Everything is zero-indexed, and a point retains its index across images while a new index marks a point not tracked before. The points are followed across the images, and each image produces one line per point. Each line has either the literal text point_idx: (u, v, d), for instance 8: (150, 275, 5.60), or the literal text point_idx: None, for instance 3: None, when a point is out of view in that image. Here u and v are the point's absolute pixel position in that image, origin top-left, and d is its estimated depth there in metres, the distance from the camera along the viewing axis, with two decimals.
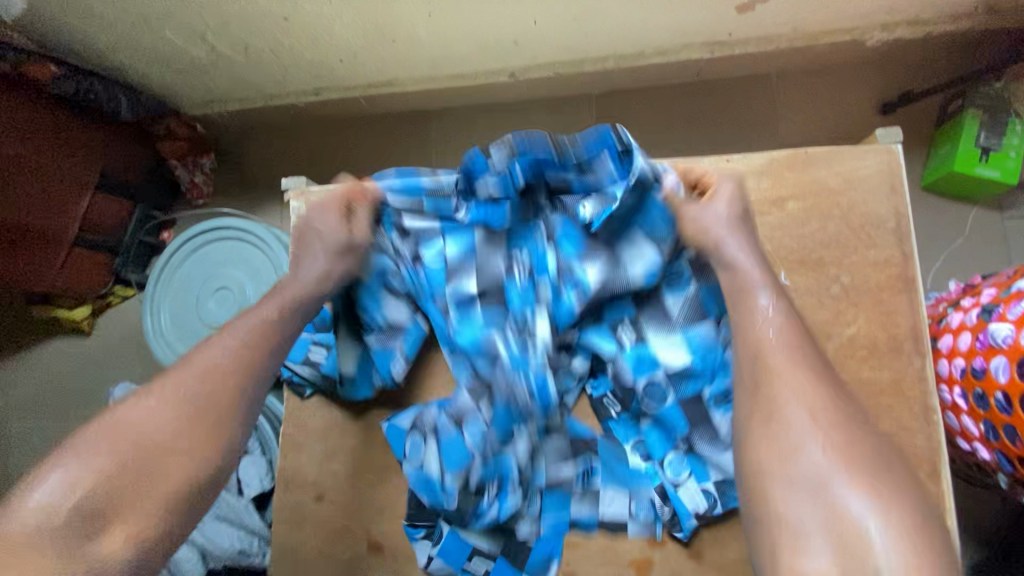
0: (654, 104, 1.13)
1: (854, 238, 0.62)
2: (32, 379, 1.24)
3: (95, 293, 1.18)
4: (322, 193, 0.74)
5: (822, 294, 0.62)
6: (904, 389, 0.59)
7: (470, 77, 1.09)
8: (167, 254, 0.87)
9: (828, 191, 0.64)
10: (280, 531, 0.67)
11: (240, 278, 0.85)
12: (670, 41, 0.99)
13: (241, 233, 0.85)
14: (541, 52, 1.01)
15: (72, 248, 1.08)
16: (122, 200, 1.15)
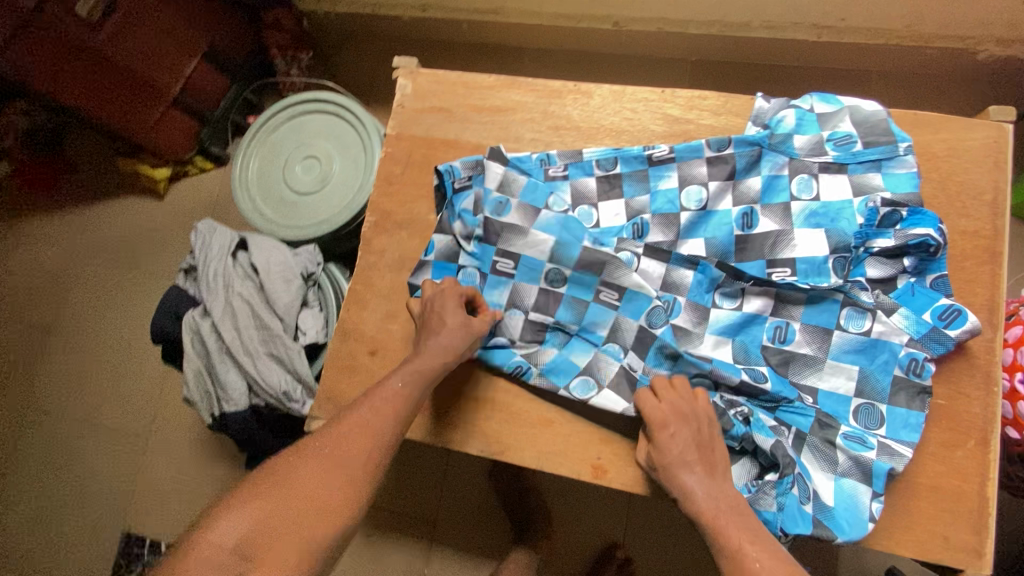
0: (748, 81, 1.13)
1: (947, 205, 0.63)
2: (102, 229, 1.31)
3: (176, 158, 1.24)
4: (430, 76, 0.77)
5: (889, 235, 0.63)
6: (970, 357, 0.60)
7: (572, 18, 1.10)
8: (266, 116, 0.91)
9: (930, 155, 0.64)
10: (332, 374, 0.71)
11: (329, 150, 0.89)
12: (780, 17, 1.00)
13: (340, 110, 0.89)
14: (650, 4, 1.02)
15: (169, 105, 1.14)
16: (219, 73, 1.20)
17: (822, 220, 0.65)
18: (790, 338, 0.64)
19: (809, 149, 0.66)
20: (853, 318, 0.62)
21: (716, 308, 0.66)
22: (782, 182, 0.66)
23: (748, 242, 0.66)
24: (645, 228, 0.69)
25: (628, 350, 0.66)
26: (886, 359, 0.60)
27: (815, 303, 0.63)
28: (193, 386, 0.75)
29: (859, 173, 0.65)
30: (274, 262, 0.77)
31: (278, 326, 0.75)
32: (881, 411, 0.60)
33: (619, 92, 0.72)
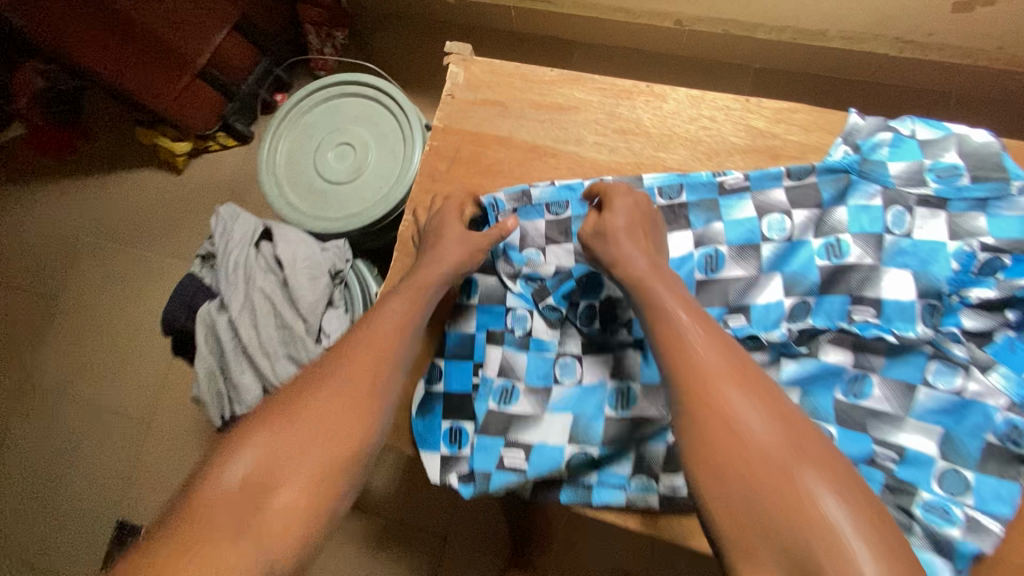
0: (812, 94, 1.06)
1: None
2: (117, 201, 1.26)
3: (198, 133, 1.17)
4: (485, 66, 0.70)
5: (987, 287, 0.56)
6: None
7: (630, 13, 1.02)
8: (300, 96, 0.84)
9: None
10: None
11: (366, 138, 0.82)
12: (861, 27, 0.92)
13: (379, 95, 0.82)
14: (719, 4, 0.94)
15: (194, 77, 1.07)
16: (250, 47, 1.13)
17: (911, 260, 0.58)
18: (866, 392, 0.56)
19: (906, 177, 0.60)
20: (942, 373, 0.55)
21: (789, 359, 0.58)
22: (875, 212, 0.59)
23: (836, 276, 0.59)
24: (720, 261, 0.62)
25: (661, 474, 0.56)
26: (978, 422, 0.53)
27: (897, 354, 0.56)
28: (203, 386, 0.68)
29: (959, 211, 0.58)
30: (300, 257, 0.71)
31: (300, 327, 0.68)
32: (969, 480, 0.52)
33: (696, 97, 0.66)
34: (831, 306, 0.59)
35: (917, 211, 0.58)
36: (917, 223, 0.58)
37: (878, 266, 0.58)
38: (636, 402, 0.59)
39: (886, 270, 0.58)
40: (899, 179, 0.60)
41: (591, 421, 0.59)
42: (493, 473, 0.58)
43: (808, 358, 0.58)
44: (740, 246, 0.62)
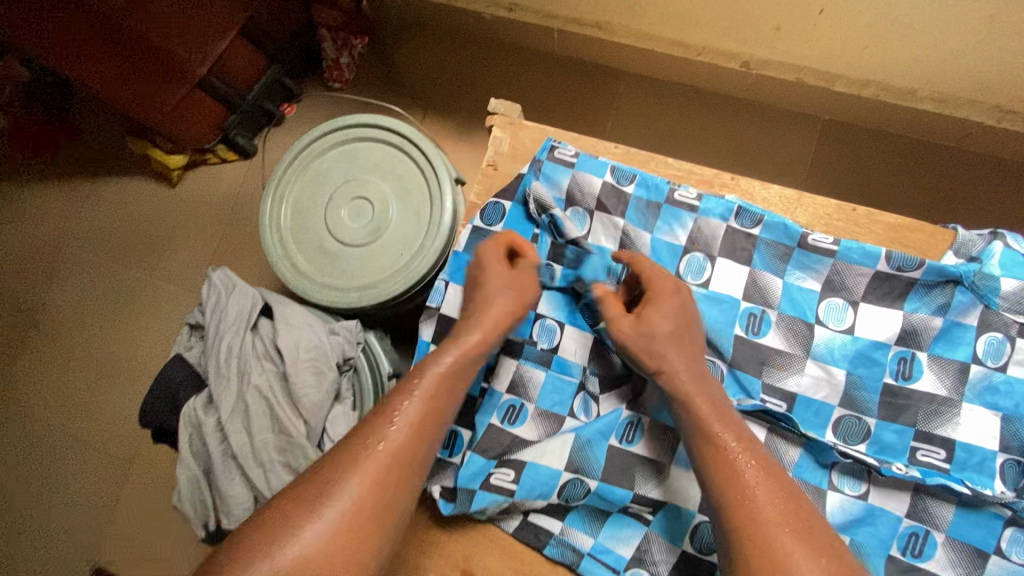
0: (886, 156, 0.94)
1: None
2: (103, 211, 1.14)
3: (196, 146, 1.05)
4: (534, 132, 0.59)
5: None
6: None
7: (692, 49, 0.89)
8: (312, 137, 0.72)
9: None
10: None
11: (385, 194, 0.70)
12: (960, 91, 0.79)
13: (404, 143, 0.70)
14: (798, 52, 0.82)
15: (192, 89, 0.95)
16: (257, 54, 1.00)
17: (1001, 400, 0.48)
18: (928, 553, 0.47)
19: (1014, 301, 0.49)
20: (1017, 542, 0.46)
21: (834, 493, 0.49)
22: (965, 335, 0.50)
23: (906, 400, 0.50)
24: (764, 326, 0.53)
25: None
26: None
27: (969, 509, 0.47)
28: (185, 496, 0.58)
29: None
30: (304, 346, 0.60)
31: (301, 432, 0.59)
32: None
33: (791, 198, 0.55)
34: (890, 436, 0.50)
35: (1022, 342, 0.48)
36: (1018, 356, 0.48)
37: (953, 401, 0.49)
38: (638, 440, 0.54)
39: (960, 406, 0.49)
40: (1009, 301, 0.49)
41: (596, 469, 0.52)
42: (475, 493, 0.52)
43: (858, 499, 0.49)
44: (792, 318, 0.53)
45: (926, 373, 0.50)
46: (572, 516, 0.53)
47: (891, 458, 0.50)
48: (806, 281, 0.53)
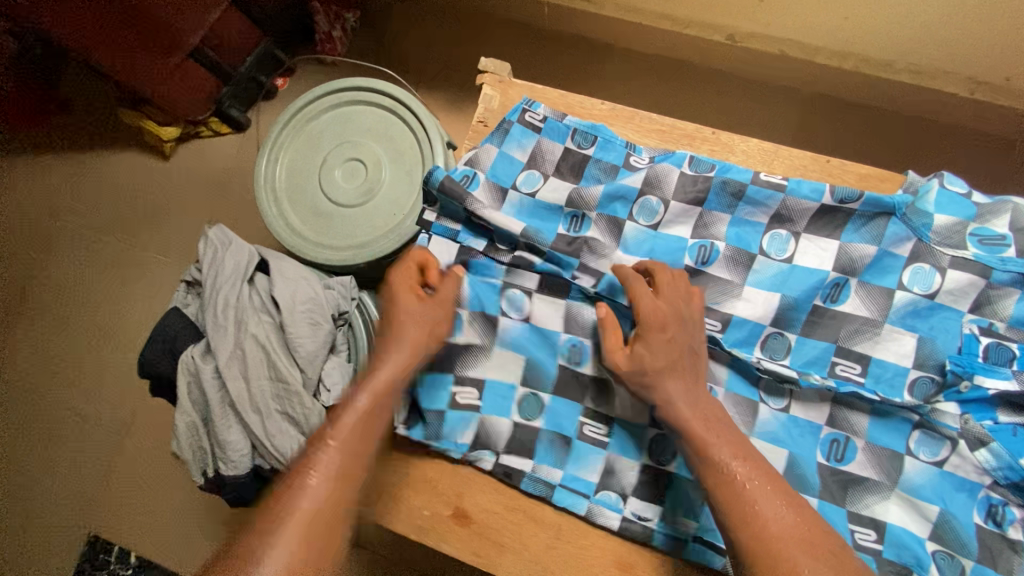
0: (865, 128, 0.97)
1: None
2: (96, 184, 1.14)
3: (190, 118, 1.06)
4: (525, 89, 0.60)
5: None
6: None
7: (679, 22, 0.90)
8: (307, 100, 0.74)
9: None
10: None
11: (379, 155, 0.72)
12: (933, 64, 0.82)
13: (398, 106, 0.72)
14: (781, 25, 0.84)
15: (185, 58, 0.95)
16: (250, 26, 1.00)
17: (919, 324, 0.50)
18: (849, 457, 0.49)
19: (944, 236, 0.50)
20: (924, 443, 0.48)
21: (760, 408, 0.51)
22: (893, 263, 0.51)
23: (831, 320, 0.51)
24: (712, 255, 0.54)
25: (629, 496, 0.54)
26: (964, 502, 0.47)
27: (881, 418, 0.49)
28: (184, 441, 0.60)
29: (999, 284, 0.49)
30: (300, 298, 0.62)
31: (297, 380, 0.60)
32: (964, 568, 0.46)
33: (771, 152, 0.56)
34: (812, 349, 0.51)
35: (949, 273, 0.50)
36: (943, 286, 0.50)
37: (876, 321, 0.50)
38: (586, 361, 0.56)
39: (883, 326, 0.50)
40: (937, 234, 0.50)
41: (546, 386, 0.56)
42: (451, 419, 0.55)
43: (778, 412, 0.51)
44: (735, 249, 0.54)
45: (852, 297, 0.51)
46: (539, 447, 0.55)
47: (812, 370, 0.51)
48: (756, 217, 0.54)
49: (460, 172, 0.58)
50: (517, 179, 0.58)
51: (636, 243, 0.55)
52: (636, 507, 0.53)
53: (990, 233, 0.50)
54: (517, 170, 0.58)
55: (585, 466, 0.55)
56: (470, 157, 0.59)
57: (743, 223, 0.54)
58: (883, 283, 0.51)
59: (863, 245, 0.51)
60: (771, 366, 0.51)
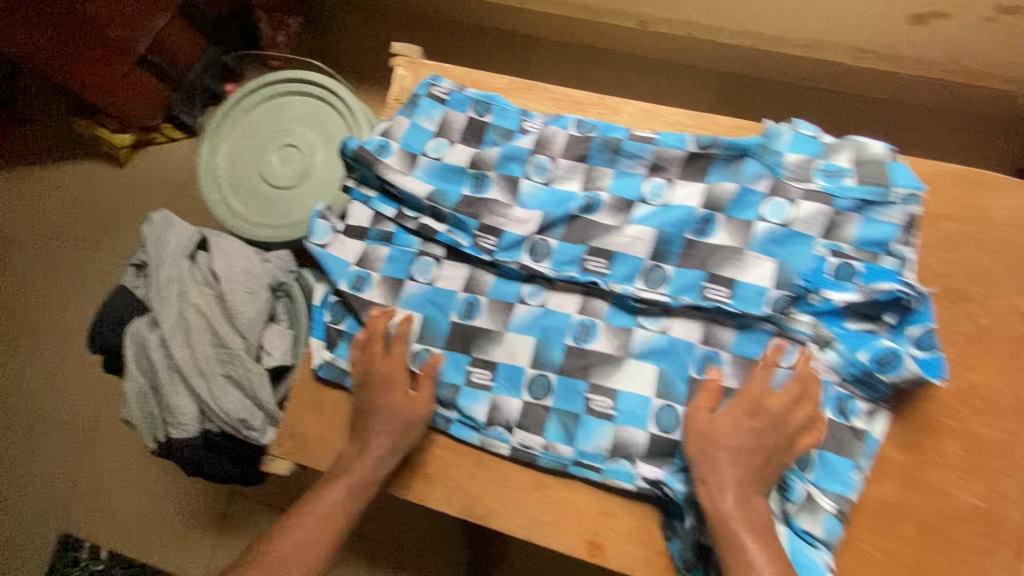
0: (776, 101, 1.05)
1: (1007, 280, 0.56)
2: (56, 195, 1.18)
3: (143, 125, 1.11)
4: (433, 67, 0.67)
5: (952, 330, 0.55)
6: (1015, 456, 0.53)
7: (595, 11, 0.97)
8: (243, 94, 0.79)
9: (992, 222, 0.57)
10: (296, 407, 0.63)
11: (312, 140, 0.78)
12: (824, 38, 0.88)
13: (328, 95, 0.78)
14: (683, 9, 0.90)
15: (134, 67, 1.01)
16: (195, 34, 1.06)
17: (778, 250, 0.57)
18: (718, 371, 0.57)
19: (795, 172, 0.59)
20: (781, 351, 0.56)
21: (638, 330, 0.59)
22: (754, 199, 0.59)
23: (700, 252, 0.59)
24: (597, 206, 0.61)
25: (515, 428, 0.59)
26: (817, 401, 0.54)
27: (744, 331, 0.58)
28: (134, 406, 0.65)
29: (842, 210, 0.57)
30: (238, 270, 0.67)
31: (238, 345, 0.66)
32: (813, 455, 0.54)
33: (650, 112, 0.63)
34: (685, 278, 0.59)
35: (799, 204, 0.58)
36: (796, 215, 0.58)
37: (740, 249, 0.58)
38: (478, 314, 0.62)
39: (747, 252, 0.58)
40: (789, 171, 0.59)
41: (440, 338, 0.62)
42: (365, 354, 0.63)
43: (659, 333, 0.59)
44: (618, 198, 0.61)
45: (718, 230, 0.59)
46: (437, 390, 0.60)
47: (685, 295, 0.58)
48: (634, 167, 0.62)
49: (375, 142, 0.65)
50: (426, 146, 0.65)
51: (533, 198, 0.62)
52: (524, 438, 0.59)
53: (835, 167, 0.58)
54: (426, 139, 0.65)
55: (475, 403, 0.60)
56: (383, 130, 0.65)
57: (624, 172, 0.62)
58: (745, 216, 0.59)
59: (724, 185, 0.59)
60: (646, 294, 0.59)
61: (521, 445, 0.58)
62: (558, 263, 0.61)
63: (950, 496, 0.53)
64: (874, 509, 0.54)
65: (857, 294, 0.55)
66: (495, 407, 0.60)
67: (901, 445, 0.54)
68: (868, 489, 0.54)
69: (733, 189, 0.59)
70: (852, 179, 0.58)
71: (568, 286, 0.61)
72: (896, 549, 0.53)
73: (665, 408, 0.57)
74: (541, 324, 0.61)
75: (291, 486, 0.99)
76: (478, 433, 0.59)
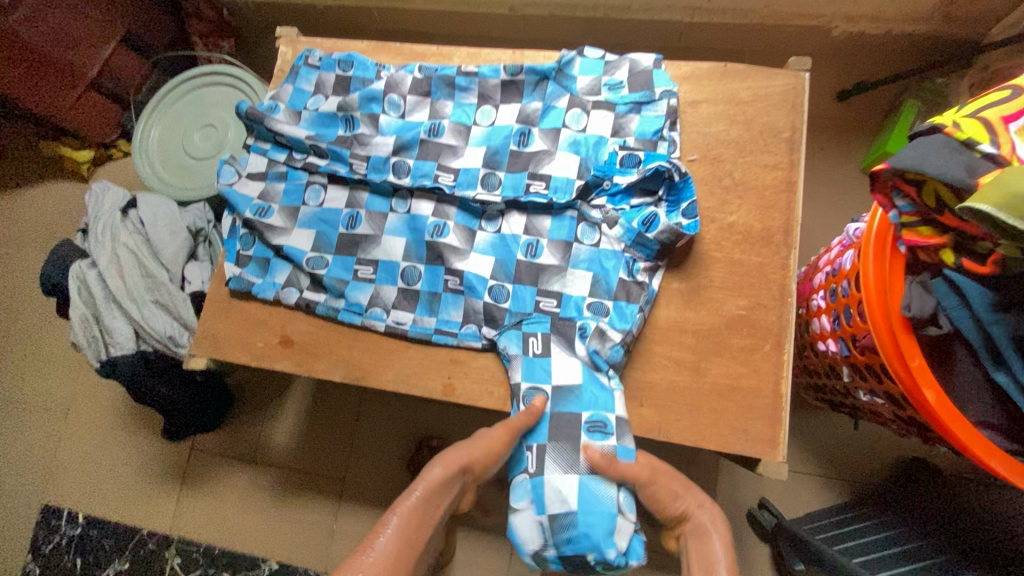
0: None
1: (751, 143, 0.70)
2: (23, 213, 1.32)
3: (101, 141, 1.29)
4: (308, 43, 0.84)
5: (713, 184, 0.70)
6: (767, 273, 0.67)
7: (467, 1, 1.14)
8: (167, 89, 0.96)
9: (737, 101, 0.71)
10: (209, 317, 0.76)
11: (224, 118, 0.94)
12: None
13: (237, 82, 0.95)
14: None
15: (87, 89, 1.19)
16: (139, 59, 1.25)
17: (581, 150, 0.71)
18: (540, 253, 0.70)
19: (587, 91, 0.74)
20: (585, 229, 0.69)
21: (480, 231, 0.73)
22: (558, 112, 0.73)
23: (521, 157, 0.73)
24: (441, 130, 0.76)
25: (392, 310, 0.73)
26: (613, 265, 0.67)
27: (557, 217, 0.70)
28: (79, 331, 0.79)
29: (623, 113, 0.72)
30: (161, 217, 0.82)
31: (164, 276, 0.80)
32: (608, 305, 0.67)
33: (474, 55, 0.79)
34: (511, 180, 0.72)
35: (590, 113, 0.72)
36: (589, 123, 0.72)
37: (552, 151, 0.72)
38: (360, 224, 0.75)
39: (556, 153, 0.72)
40: (582, 90, 0.74)
41: (330, 248, 0.75)
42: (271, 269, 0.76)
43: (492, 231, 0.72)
44: (457, 123, 0.76)
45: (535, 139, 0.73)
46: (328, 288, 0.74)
47: (510, 192, 0.72)
48: (467, 100, 0.77)
49: (268, 104, 0.81)
50: (308, 103, 0.81)
51: (390, 129, 0.77)
52: (398, 319, 0.72)
53: (615, 80, 0.73)
54: (307, 98, 0.81)
55: (358, 295, 0.73)
56: (275, 95, 0.82)
57: (458, 104, 0.77)
58: (553, 126, 0.73)
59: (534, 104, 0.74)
60: (483, 197, 0.72)
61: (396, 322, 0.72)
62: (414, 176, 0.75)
63: (719, 309, 0.66)
64: (663, 328, 0.67)
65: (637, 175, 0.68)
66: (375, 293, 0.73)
67: (680, 275, 0.68)
68: (659, 314, 0.67)
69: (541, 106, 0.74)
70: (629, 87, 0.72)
71: (426, 195, 0.75)
72: (681, 356, 0.66)
73: (497, 288, 0.70)
74: (406, 226, 0.74)
75: (244, 433, 1.12)
76: (360, 316, 0.72)
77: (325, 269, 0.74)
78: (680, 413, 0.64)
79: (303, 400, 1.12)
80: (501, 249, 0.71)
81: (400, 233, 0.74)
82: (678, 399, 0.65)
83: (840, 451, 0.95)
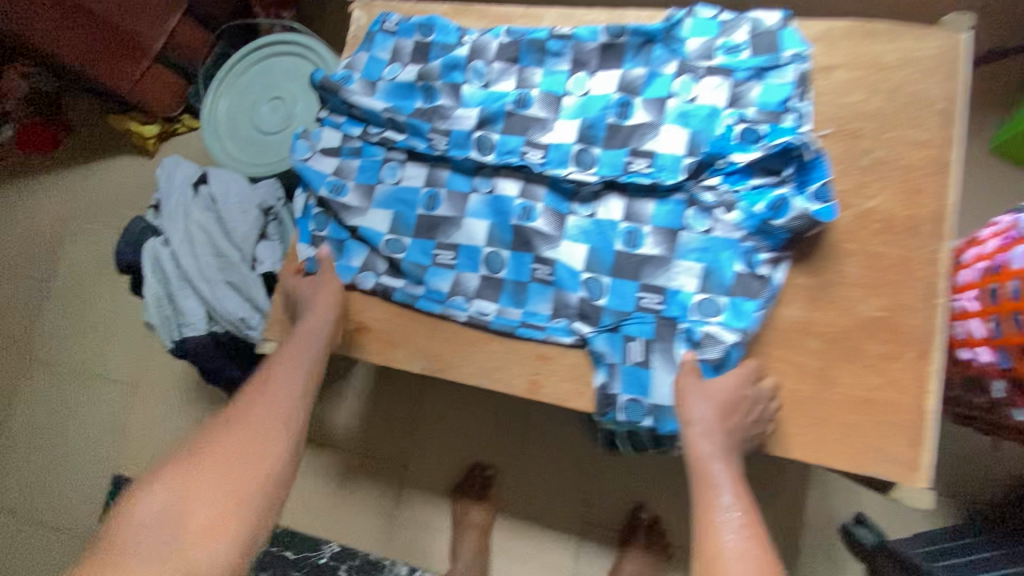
0: None
1: (897, 115, 0.60)
2: (92, 187, 1.33)
3: (165, 116, 1.27)
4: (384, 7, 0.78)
5: (848, 164, 0.60)
6: (913, 268, 0.57)
7: None
8: (235, 59, 0.92)
9: (880, 66, 0.61)
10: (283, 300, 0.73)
11: (293, 90, 0.90)
12: None
13: (306, 51, 0.91)
14: None
15: (152, 62, 1.17)
16: (202, 30, 1.22)
17: (691, 121, 0.62)
18: (641, 243, 0.63)
19: (699, 54, 0.64)
20: (694, 215, 0.62)
21: (572, 214, 0.66)
22: (664, 80, 0.65)
23: (620, 131, 0.65)
24: (529, 100, 0.69)
25: (474, 298, 0.67)
26: (727, 256, 0.59)
27: (661, 201, 0.63)
28: (153, 311, 0.77)
29: (742, 80, 0.62)
30: (232, 193, 0.79)
31: (235, 255, 0.77)
32: (722, 302, 0.59)
33: (567, 16, 0.71)
34: (608, 157, 0.65)
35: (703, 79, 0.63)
36: (701, 90, 0.63)
37: (656, 124, 0.64)
38: (440, 205, 0.70)
39: (661, 126, 0.63)
40: (693, 54, 0.65)
41: (409, 230, 0.70)
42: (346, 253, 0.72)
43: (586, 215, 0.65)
44: (547, 93, 0.69)
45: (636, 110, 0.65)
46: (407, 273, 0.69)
47: (608, 171, 0.64)
48: (559, 66, 0.69)
49: (343, 74, 0.75)
50: (384, 72, 0.75)
51: (473, 99, 0.70)
52: (482, 309, 0.67)
53: (734, 42, 0.63)
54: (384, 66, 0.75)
55: (439, 282, 0.68)
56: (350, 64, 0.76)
57: (549, 71, 0.69)
58: (658, 96, 0.64)
59: (636, 71, 0.66)
60: (578, 177, 0.65)
61: (478, 311, 0.67)
62: (500, 153, 0.68)
63: (851, 309, 0.58)
64: (782, 329, 0.59)
65: (762, 151, 0.58)
66: (456, 280, 0.68)
67: (805, 269, 0.60)
68: (779, 312, 0.60)
69: (644, 73, 0.66)
70: (750, 49, 0.63)
71: (511, 173, 0.68)
72: (804, 361, 0.58)
73: (592, 281, 0.63)
74: (489, 208, 0.68)
75: None
76: (441, 305, 0.68)
77: (403, 253, 0.69)
78: (800, 425, 0.58)
79: (366, 383, 1.09)
80: (597, 235, 0.64)
81: (483, 215, 0.68)
82: (798, 408, 0.58)
83: (953, 464, 0.85)
